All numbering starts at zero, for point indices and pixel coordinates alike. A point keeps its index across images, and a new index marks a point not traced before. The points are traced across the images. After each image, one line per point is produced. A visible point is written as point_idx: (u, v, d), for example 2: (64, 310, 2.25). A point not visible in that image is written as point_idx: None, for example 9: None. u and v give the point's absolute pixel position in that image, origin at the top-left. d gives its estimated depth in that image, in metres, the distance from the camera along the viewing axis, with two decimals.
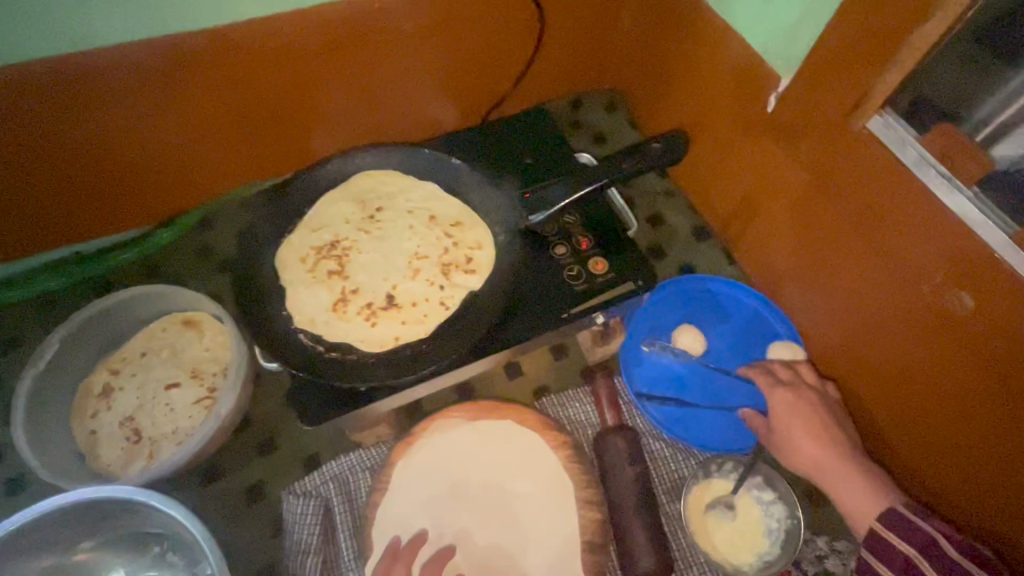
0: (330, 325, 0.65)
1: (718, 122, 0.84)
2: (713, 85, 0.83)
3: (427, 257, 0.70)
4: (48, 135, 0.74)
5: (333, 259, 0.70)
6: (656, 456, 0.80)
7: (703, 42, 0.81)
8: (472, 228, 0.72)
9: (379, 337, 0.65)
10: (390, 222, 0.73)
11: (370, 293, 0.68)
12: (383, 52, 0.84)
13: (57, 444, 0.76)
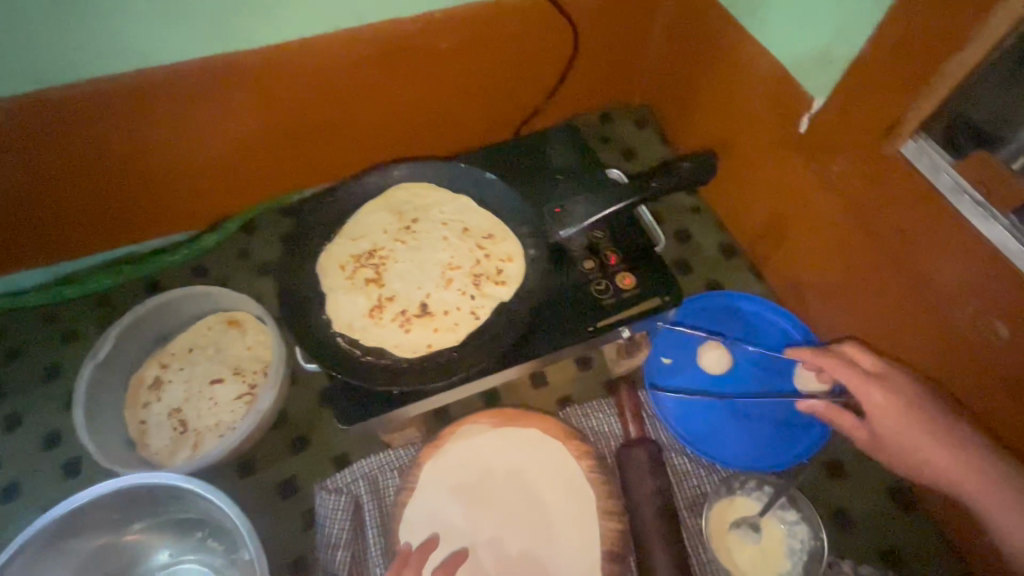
0: (367, 330, 0.69)
1: (751, 140, 0.84)
2: (746, 104, 0.83)
3: (460, 268, 0.73)
4: (113, 145, 0.80)
5: (371, 267, 0.73)
6: (679, 470, 0.81)
7: (736, 61, 0.82)
8: (504, 241, 0.75)
9: (413, 344, 0.68)
10: (425, 233, 0.76)
11: (404, 300, 0.71)
12: (422, 68, 0.87)
13: (111, 431, 0.82)
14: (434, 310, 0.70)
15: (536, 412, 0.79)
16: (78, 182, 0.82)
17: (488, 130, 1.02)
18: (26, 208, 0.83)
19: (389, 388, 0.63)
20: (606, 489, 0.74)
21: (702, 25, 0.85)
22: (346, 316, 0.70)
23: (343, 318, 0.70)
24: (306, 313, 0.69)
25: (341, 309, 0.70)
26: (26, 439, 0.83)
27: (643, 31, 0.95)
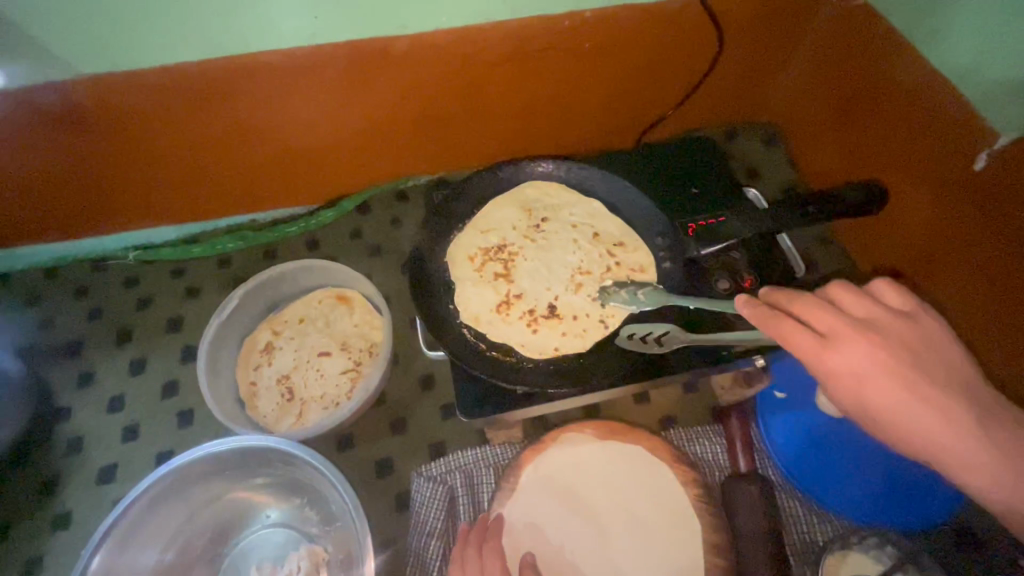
0: (497, 323, 0.73)
1: (909, 171, 0.78)
2: (909, 132, 0.77)
3: (587, 275, 0.77)
4: (258, 117, 0.82)
5: (500, 262, 0.78)
6: (789, 514, 0.76)
7: (903, 84, 0.76)
8: (633, 252, 0.77)
9: (540, 345, 0.71)
10: (555, 235, 0.79)
11: (532, 299, 0.75)
12: (560, 65, 0.85)
13: (224, 388, 0.85)
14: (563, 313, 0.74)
15: (642, 429, 0.76)
16: (221, 149, 0.85)
17: (608, 134, 1.00)
18: (170, 172, 0.87)
19: (512, 386, 0.66)
20: (714, 521, 0.70)
21: (864, 45, 0.80)
22: (475, 309, 0.74)
23: (474, 310, 0.74)
24: (439, 301, 0.74)
25: (471, 301, 0.74)
26: (148, 385, 0.88)
27: (787, 46, 0.91)
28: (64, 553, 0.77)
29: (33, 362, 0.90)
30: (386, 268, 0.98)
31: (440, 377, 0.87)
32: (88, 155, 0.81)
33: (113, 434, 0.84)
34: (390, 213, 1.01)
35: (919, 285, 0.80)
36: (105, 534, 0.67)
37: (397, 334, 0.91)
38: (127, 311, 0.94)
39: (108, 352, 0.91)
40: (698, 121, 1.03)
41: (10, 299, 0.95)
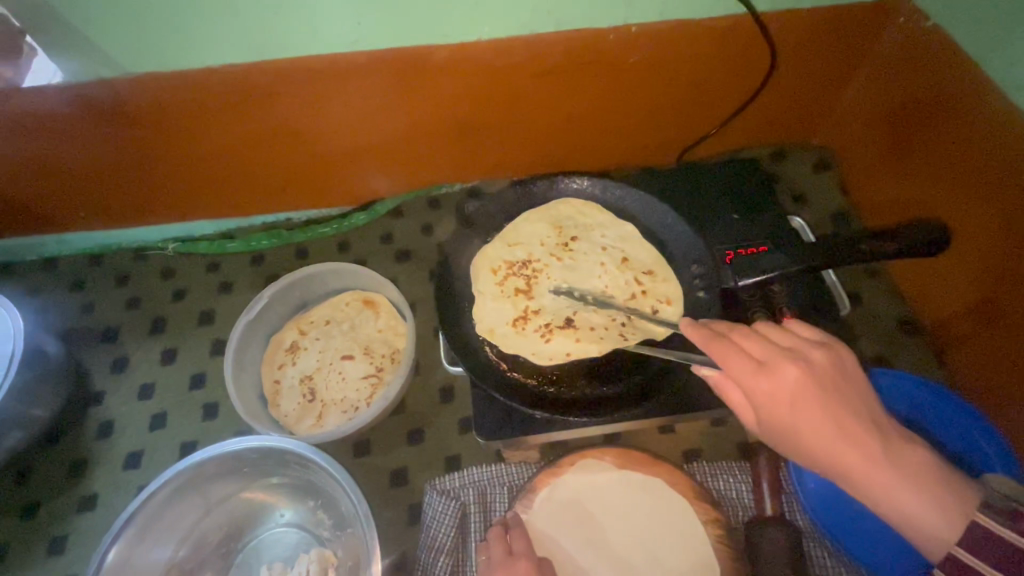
0: (513, 336, 0.72)
1: (974, 209, 0.72)
2: (978, 166, 0.71)
3: (611, 299, 0.75)
4: (298, 120, 0.82)
5: (523, 277, 0.77)
6: (815, 564, 0.72)
7: (974, 115, 0.70)
8: (660, 282, 0.75)
9: (551, 353, 0.71)
10: (582, 253, 0.78)
11: (550, 315, 0.74)
12: (603, 80, 0.83)
13: (249, 384, 0.86)
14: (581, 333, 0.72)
15: (664, 462, 0.73)
16: (260, 149, 0.86)
17: (648, 150, 0.97)
18: (212, 170, 0.89)
19: (532, 412, 0.65)
20: (734, 566, 0.67)
21: (932, 71, 0.75)
22: (490, 321, 0.73)
23: (489, 321, 0.73)
24: (459, 311, 0.74)
25: (490, 313, 0.74)
26: (177, 375, 0.90)
27: (846, 67, 0.86)
28: (88, 533, 0.79)
29: (73, 345, 0.94)
30: (414, 275, 0.98)
31: (460, 390, 0.86)
32: (136, 151, 0.84)
33: (141, 421, 0.87)
34: (421, 219, 1.01)
35: (976, 330, 0.75)
36: (124, 525, 0.69)
37: (420, 342, 0.91)
38: (162, 301, 0.97)
39: (143, 340, 0.94)
40: (744, 141, 0.98)
41: (57, 282, 0.99)
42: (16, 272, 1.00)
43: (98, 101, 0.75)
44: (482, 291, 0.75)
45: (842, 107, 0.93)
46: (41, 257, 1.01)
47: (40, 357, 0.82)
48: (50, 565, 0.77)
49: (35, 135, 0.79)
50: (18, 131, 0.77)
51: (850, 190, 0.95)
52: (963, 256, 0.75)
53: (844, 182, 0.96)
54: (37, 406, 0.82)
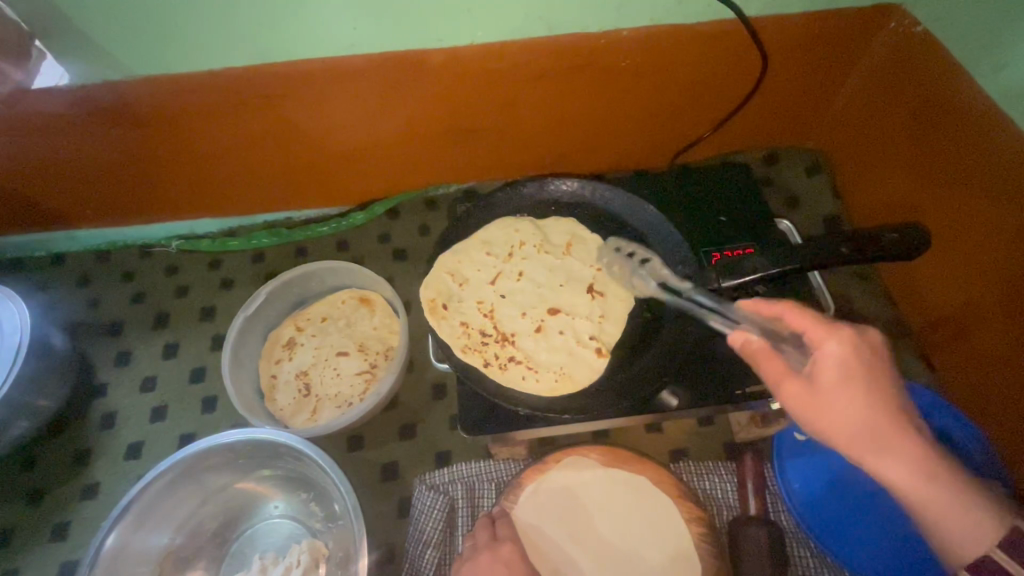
0: (468, 336, 0.74)
1: (960, 214, 0.73)
2: (962, 173, 0.72)
3: (566, 309, 0.76)
4: (296, 122, 0.85)
5: (487, 287, 0.78)
6: (799, 565, 0.72)
7: (960, 122, 0.71)
8: (615, 298, 0.75)
9: (501, 365, 0.72)
10: (542, 269, 0.79)
11: (505, 327, 0.75)
12: (594, 85, 0.84)
13: (247, 378, 0.88)
14: (530, 340, 0.74)
15: (650, 460, 0.74)
16: (260, 150, 0.89)
17: (641, 154, 0.99)
18: (214, 170, 0.92)
19: (514, 407, 0.67)
20: (716, 564, 0.67)
21: (920, 78, 0.75)
22: (452, 315, 0.75)
23: (451, 315, 0.76)
24: (425, 306, 0.76)
25: (457, 307, 0.76)
26: (179, 369, 0.93)
27: (837, 73, 0.87)
28: (89, 521, 0.82)
29: (79, 339, 0.96)
30: (410, 274, 1.00)
31: (452, 387, 0.88)
32: (141, 151, 0.86)
33: (143, 413, 0.89)
34: (418, 220, 1.03)
35: (962, 334, 0.75)
36: (122, 513, 0.71)
37: (414, 340, 0.92)
38: (165, 297, 0.99)
39: (146, 335, 0.96)
40: (738, 144, 0.99)
41: (64, 278, 1.02)
42: (25, 268, 1.03)
43: (105, 103, 0.78)
44: (446, 291, 0.77)
45: (833, 113, 0.93)
46: (49, 254, 1.04)
47: (47, 350, 0.85)
48: (52, 551, 0.80)
49: (44, 136, 0.81)
50: (28, 131, 0.80)
51: (842, 194, 0.96)
52: (951, 261, 0.75)
53: (837, 186, 0.97)
54: (43, 397, 0.85)
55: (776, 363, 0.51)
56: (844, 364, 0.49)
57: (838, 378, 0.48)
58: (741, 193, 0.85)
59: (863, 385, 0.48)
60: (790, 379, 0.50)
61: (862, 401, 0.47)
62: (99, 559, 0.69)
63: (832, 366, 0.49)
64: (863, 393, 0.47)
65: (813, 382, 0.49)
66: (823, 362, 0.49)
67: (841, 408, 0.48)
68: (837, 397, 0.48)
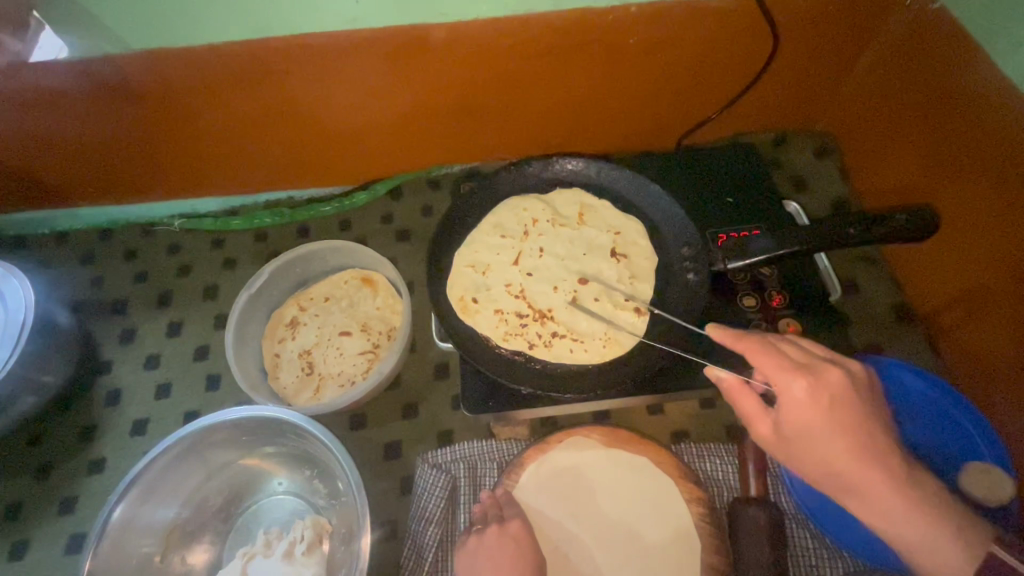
0: (506, 324, 0.73)
1: (971, 198, 0.72)
2: (975, 155, 0.70)
3: (595, 275, 0.76)
4: (297, 100, 0.83)
5: (510, 267, 0.77)
6: (797, 545, 0.73)
7: (973, 103, 0.69)
8: (639, 257, 0.76)
9: (543, 346, 0.71)
10: (565, 240, 0.78)
11: (538, 303, 0.74)
12: (601, 63, 0.82)
13: (250, 357, 0.88)
14: (568, 313, 0.73)
15: (651, 441, 0.74)
16: (261, 128, 0.88)
17: (647, 134, 0.97)
18: (215, 147, 0.91)
19: (516, 387, 0.67)
20: (714, 543, 0.68)
21: (936, 56, 0.73)
22: (486, 307, 0.74)
23: (484, 306, 0.74)
24: (456, 305, 0.75)
25: (487, 297, 0.75)
26: (183, 347, 0.93)
27: (849, 51, 0.85)
28: (95, 495, 0.83)
29: (83, 317, 0.97)
30: (412, 255, 0.99)
31: (454, 368, 0.88)
32: (141, 128, 0.85)
33: (148, 390, 0.90)
34: (421, 200, 1.02)
35: (969, 319, 0.74)
36: (127, 487, 0.72)
37: (416, 321, 0.92)
38: (168, 276, 0.99)
39: (149, 313, 0.96)
40: (745, 125, 0.98)
41: (66, 255, 1.02)
42: (27, 246, 1.03)
43: (103, 78, 0.76)
44: (473, 285, 0.76)
45: (845, 93, 0.91)
46: (52, 231, 1.04)
47: (52, 327, 0.85)
48: (60, 524, 0.81)
49: (42, 111, 0.80)
50: (26, 106, 0.79)
51: (852, 177, 0.94)
52: (961, 243, 0.74)
53: (846, 169, 0.96)
54: (48, 373, 0.85)
55: (748, 405, 0.55)
56: (805, 413, 0.51)
57: (800, 425, 0.51)
58: (749, 175, 0.84)
59: (823, 431, 0.50)
60: (760, 420, 0.54)
61: (823, 441, 0.50)
62: (106, 531, 0.70)
63: (796, 414, 0.51)
64: (823, 437, 0.50)
65: (781, 426, 0.53)
66: (788, 410, 0.51)
67: (802, 450, 0.51)
68: (801, 441, 0.51)
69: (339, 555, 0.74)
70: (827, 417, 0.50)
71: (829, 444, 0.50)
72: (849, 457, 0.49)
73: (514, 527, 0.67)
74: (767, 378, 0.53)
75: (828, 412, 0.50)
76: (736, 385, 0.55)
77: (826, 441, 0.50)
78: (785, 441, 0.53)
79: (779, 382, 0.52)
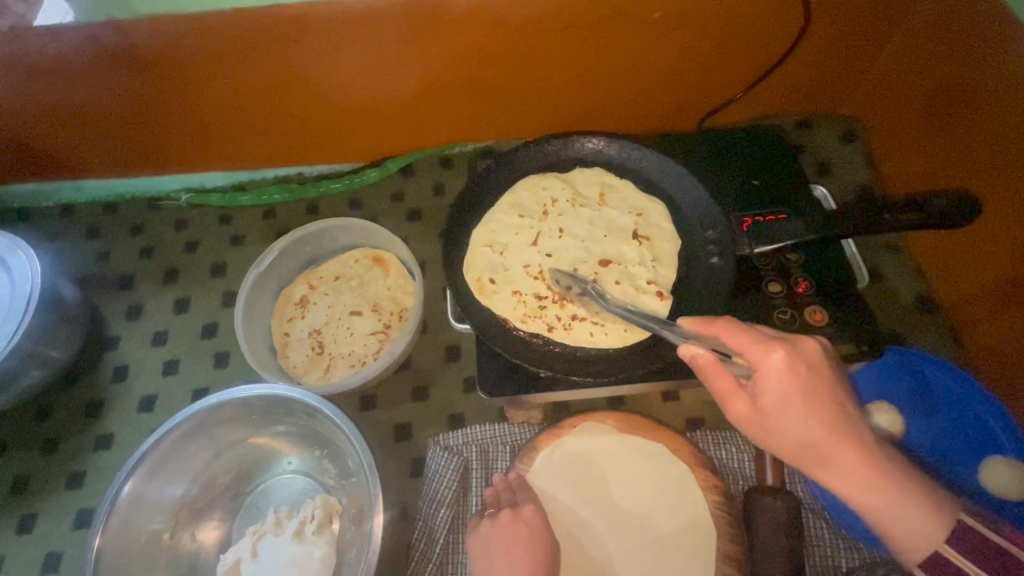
0: (524, 305, 0.72)
1: (998, 186, 0.69)
2: (1005, 141, 0.68)
3: (616, 258, 0.75)
4: (306, 72, 0.80)
5: (528, 248, 0.76)
6: (813, 536, 0.72)
7: (1008, 86, 0.66)
8: (661, 240, 0.75)
9: (561, 328, 0.70)
10: (586, 220, 0.77)
11: (556, 285, 0.73)
12: (622, 39, 0.79)
13: (260, 335, 0.87)
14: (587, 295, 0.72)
15: (667, 428, 0.73)
16: (269, 100, 0.85)
17: (667, 115, 0.94)
18: (222, 120, 0.88)
19: (535, 369, 0.65)
20: (729, 531, 0.67)
21: (972, 37, 0.70)
22: (503, 288, 0.73)
23: (501, 287, 0.73)
24: (473, 285, 0.73)
25: (505, 278, 0.74)
26: (190, 324, 0.92)
27: (882, 29, 0.81)
28: (104, 471, 0.82)
29: (89, 291, 0.95)
30: (424, 235, 0.97)
31: (466, 350, 0.87)
32: (147, 98, 0.83)
33: (156, 367, 0.89)
34: (433, 179, 1.00)
35: (994, 311, 0.72)
36: (136, 463, 0.71)
37: (428, 302, 0.91)
38: (176, 252, 0.98)
39: (157, 289, 0.95)
40: (769, 108, 0.95)
41: (72, 228, 1.00)
42: (32, 218, 1.01)
43: (108, 45, 0.74)
44: (490, 265, 0.75)
45: (875, 75, 0.88)
46: (57, 204, 1.02)
47: (59, 301, 0.84)
48: (68, 498, 0.80)
49: (46, 78, 0.78)
50: (29, 73, 0.77)
51: (877, 163, 0.92)
52: (988, 232, 0.72)
53: (871, 154, 0.93)
54: (55, 348, 0.84)
55: (722, 381, 0.51)
56: (782, 383, 0.48)
57: (777, 396, 0.48)
58: (774, 160, 0.82)
59: (799, 401, 0.47)
60: (735, 397, 0.50)
61: (801, 413, 0.47)
62: (115, 507, 0.70)
63: (774, 385, 0.48)
64: (801, 409, 0.47)
65: (757, 400, 0.49)
66: (764, 383, 0.48)
67: (787, 427, 0.48)
68: (779, 414, 0.48)
69: (349, 535, 0.73)
70: (804, 389, 0.48)
71: (807, 416, 0.47)
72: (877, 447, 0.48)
73: (528, 512, 0.66)
74: (741, 353, 0.50)
75: (806, 383, 0.48)
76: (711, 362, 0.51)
77: (804, 412, 0.47)
78: (762, 417, 0.49)
79: (755, 356, 0.49)
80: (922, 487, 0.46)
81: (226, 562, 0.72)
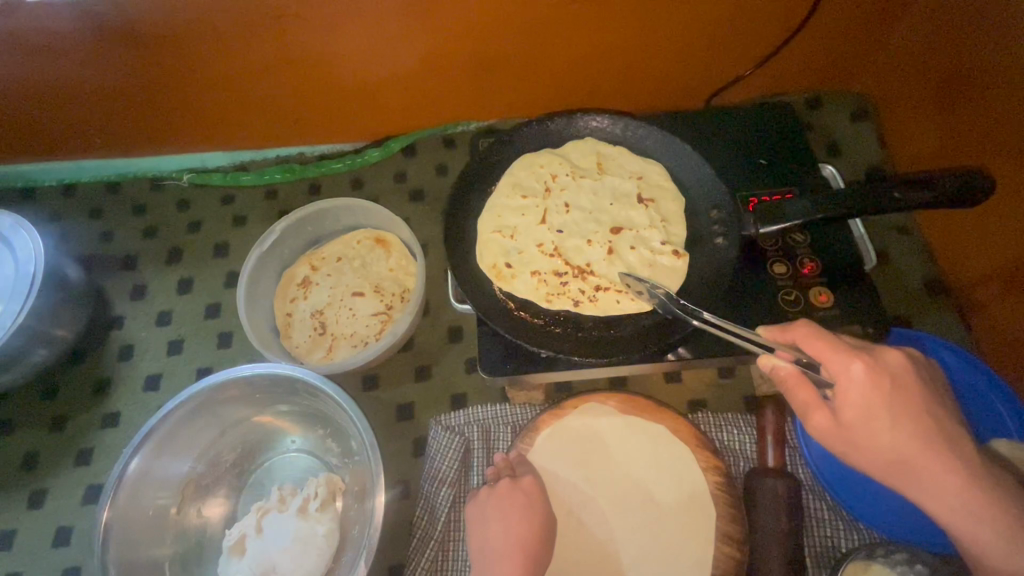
0: (546, 285, 0.71)
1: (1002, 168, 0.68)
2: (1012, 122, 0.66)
3: (628, 225, 0.75)
4: (298, 50, 0.79)
5: (537, 229, 0.76)
6: (813, 516, 0.72)
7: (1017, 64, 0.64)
8: (666, 200, 0.75)
9: (584, 303, 0.70)
10: (590, 191, 0.77)
11: (577, 260, 0.73)
12: (625, 16, 0.77)
13: (263, 314, 0.87)
14: (605, 265, 0.72)
15: (668, 409, 0.73)
16: (263, 78, 0.84)
17: (673, 94, 0.93)
18: (220, 98, 0.87)
19: (535, 351, 0.65)
20: (729, 512, 0.67)
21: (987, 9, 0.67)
22: (522, 271, 0.72)
23: (519, 271, 0.72)
24: (490, 273, 0.72)
25: (520, 262, 0.73)
26: (194, 303, 0.92)
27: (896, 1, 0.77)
28: (111, 448, 0.83)
29: (93, 271, 0.95)
30: (426, 216, 0.97)
31: (468, 331, 0.87)
32: (142, 76, 0.82)
33: (161, 346, 0.89)
34: (435, 159, 0.99)
35: (1004, 293, 0.71)
36: (142, 440, 0.72)
37: (431, 283, 0.91)
38: (177, 232, 0.98)
39: (160, 270, 0.95)
40: (778, 85, 0.93)
41: (74, 209, 1.00)
42: (34, 198, 1.01)
43: (104, 23, 0.72)
44: (503, 250, 0.74)
45: (888, 52, 0.85)
46: (60, 184, 1.01)
47: (62, 281, 0.84)
48: (77, 474, 0.82)
49: (41, 55, 0.77)
50: (23, 50, 0.76)
51: (890, 143, 0.90)
52: (995, 214, 0.70)
53: (883, 132, 0.91)
54: (60, 328, 0.85)
55: (804, 392, 0.51)
56: (865, 395, 0.47)
57: (860, 409, 0.47)
58: (781, 141, 0.81)
59: (885, 415, 0.47)
60: (817, 410, 0.50)
61: (888, 426, 0.46)
62: (122, 482, 0.71)
63: (856, 398, 0.47)
64: (887, 423, 0.46)
65: (838, 415, 0.49)
66: (846, 394, 0.48)
67: (869, 438, 0.47)
68: (864, 427, 0.47)
69: (353, 513, 0.74)
70: (889, 402, 0.47)
71: (894, 430, 0.46)
72: (859, 432, 0.47)
73: (527, 488, 0.67)
74: (821, 360, 0.50)
75: (890, 395, 0.47)
76: (795, 373, 0.51)
77: (890, 427, 0.46)
78: (845, 430, 0.48)
79: (836, 365, 0.48)
80: (915, 475, 0.46)
81: (232, 537, 0.73)
